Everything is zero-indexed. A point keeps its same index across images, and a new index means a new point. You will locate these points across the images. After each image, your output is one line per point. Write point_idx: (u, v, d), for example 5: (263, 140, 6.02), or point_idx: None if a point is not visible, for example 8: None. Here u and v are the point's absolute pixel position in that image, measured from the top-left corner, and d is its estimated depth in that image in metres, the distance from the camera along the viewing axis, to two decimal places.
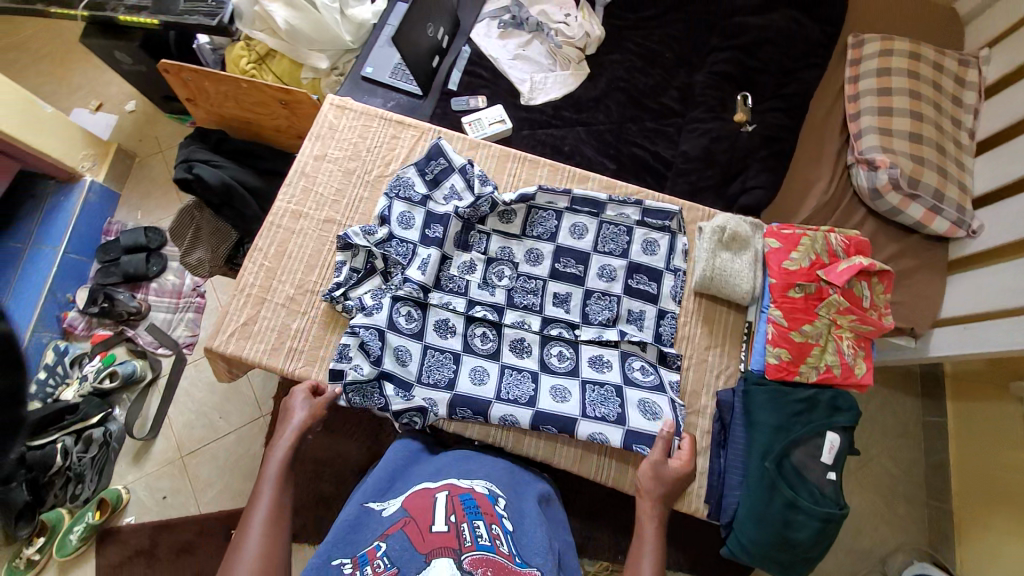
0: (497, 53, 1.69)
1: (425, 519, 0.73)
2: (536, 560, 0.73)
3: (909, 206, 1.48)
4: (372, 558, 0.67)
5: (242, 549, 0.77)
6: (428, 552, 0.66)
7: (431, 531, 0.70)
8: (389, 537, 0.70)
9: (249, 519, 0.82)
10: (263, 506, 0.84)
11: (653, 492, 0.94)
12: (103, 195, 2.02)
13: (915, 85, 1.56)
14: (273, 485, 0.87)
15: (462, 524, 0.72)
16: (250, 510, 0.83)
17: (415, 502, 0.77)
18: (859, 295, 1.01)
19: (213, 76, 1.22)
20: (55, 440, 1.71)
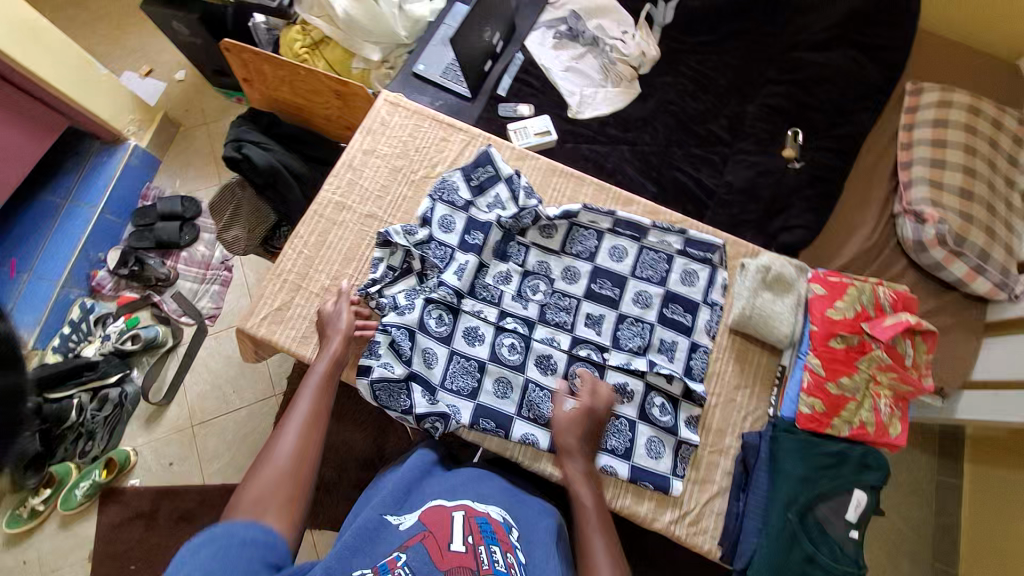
0: (550, 63, 1.69)
1: (444, 534, 0.74)
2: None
3: (952, 263, 1.44)
4: (392, 567, 0.68)
5: (277, 446, 0.84)
6: (448, 570, 0.68)
7: (450, 549, 0.71)
8: (408, 549, 0.71)
9: (286, 421, 0.88)
10: (301, 410, 0.90)
11: (574, 449, 0.94)
12: (145, 160, 2.04)
13: (971, 140, 1.52)
14: (312, 393, 0.93)
15: (480, 546, 0.73)
16: (290, 410, 0.90)
17: (433, 517, 0.78)
18: (902, 354, 0.99)
19: (272, 60, 1.24)
20: (71, 396, 1.73)
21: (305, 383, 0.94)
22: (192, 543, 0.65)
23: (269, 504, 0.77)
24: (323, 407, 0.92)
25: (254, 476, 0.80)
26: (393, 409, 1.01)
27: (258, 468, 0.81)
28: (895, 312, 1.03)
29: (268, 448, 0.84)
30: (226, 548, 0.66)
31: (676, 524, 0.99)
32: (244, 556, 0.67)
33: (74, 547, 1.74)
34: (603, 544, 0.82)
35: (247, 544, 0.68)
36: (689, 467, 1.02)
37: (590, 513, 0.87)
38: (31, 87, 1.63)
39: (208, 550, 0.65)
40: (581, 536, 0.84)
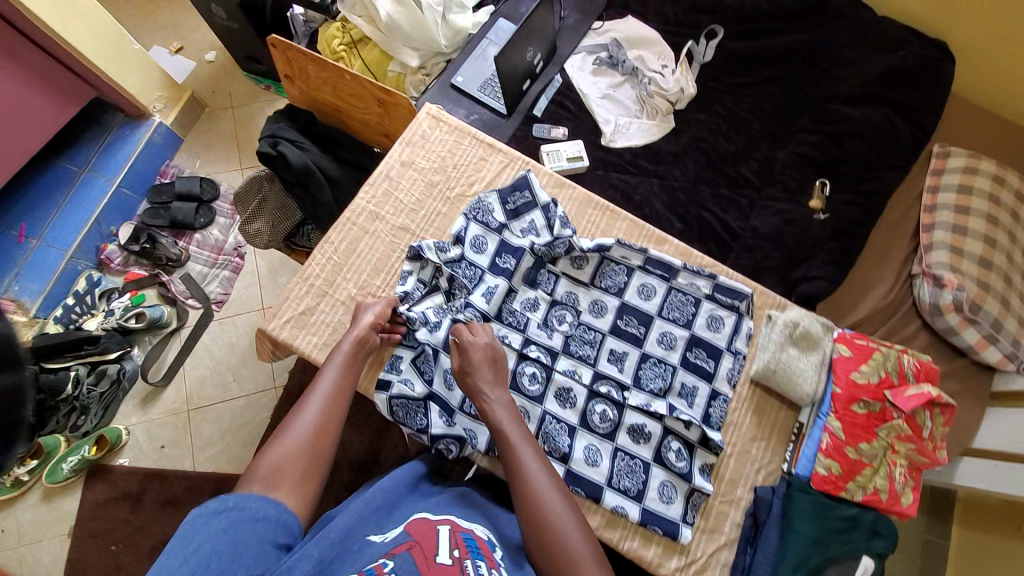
0: (588, 89, 1.70)
1: (431, 546, 0.74)
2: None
3: (965, 330, 1.43)
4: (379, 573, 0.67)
5: (298, 419, 0.85)
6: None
7: (436, 561, 0.71)
8: (395, 557, 0.71)
9: (308, 396, 0.89)
10: (323, 385, 0.91)
11: (484, 381, 0.94)
12: (168, 138, 1.95)
13: (995, 210, 1.51)
14: (335, 371, 0.93)
15: (466, 560, 0.74)
16: (313, 384, 0.91)
17: (419, 529, 0.77)
18: (921, 424, 1.00)
19: (317, 61, 1.23)
20: (68, 367, 1.64)
21: (327, 362, 0.95)
22: (204, 512, 0.67)
23: (285, 473, 0.78)
24: (345, 388, 0.92)
25: (274, 444, 0.82)
26: (409, 428, 1.01)
27: (278, 438, 0.83)
28: (918, 382, 1.03)
29: (289, 420, 0.85)
30: (234, 523, 0.68)
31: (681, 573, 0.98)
32: (254, 531, 0.68)
33: (55, 521, 1.63)
34: (540, 465, 0.87)
35: (258, 521, 0.70)
36: (700, 516, 1.01)
37: (518, 441, 0.89)
38: (59, 53, 1.57)
39: (217, 523, 0.67)
40: (512, 462, 0.87)
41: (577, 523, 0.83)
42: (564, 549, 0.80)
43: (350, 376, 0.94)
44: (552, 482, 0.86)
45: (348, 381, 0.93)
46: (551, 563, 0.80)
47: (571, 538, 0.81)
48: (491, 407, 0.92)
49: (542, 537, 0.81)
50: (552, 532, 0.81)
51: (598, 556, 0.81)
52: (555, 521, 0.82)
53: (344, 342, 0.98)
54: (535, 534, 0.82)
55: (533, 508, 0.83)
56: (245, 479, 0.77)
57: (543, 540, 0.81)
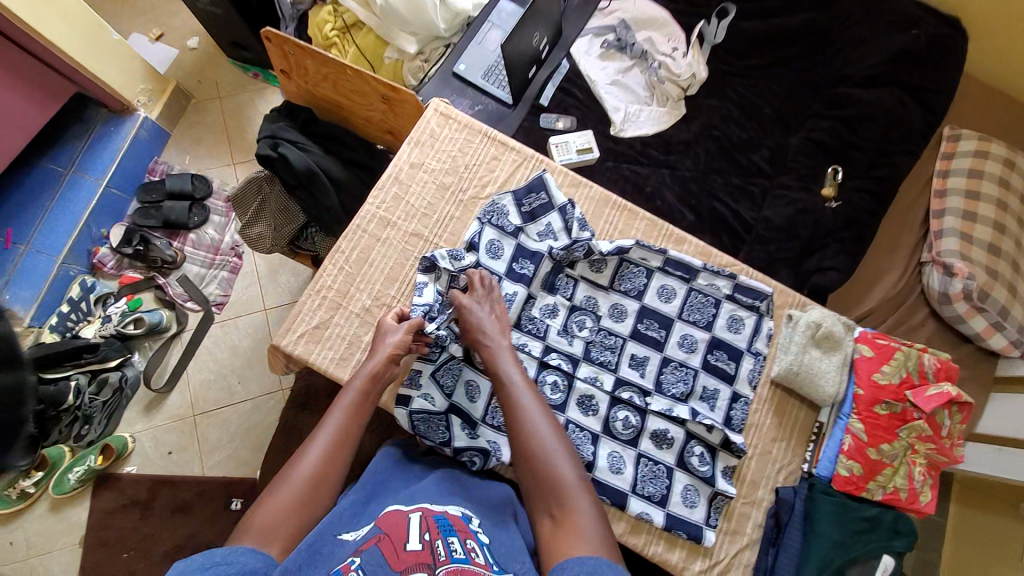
0: (596, 75, 1.64)
1: (401, 535, 0.72)
2: (514, 565, 0.75)
3: (973, 318, 1.40)
4: (345, 572, 0.67)
5: (297, 465, 0.83)
6: (403, 569, 0.66)
7: (405, 549, 0.70)
8: (363, 553, 0.69)
9: (312, 440, 0.86)
10: (326, 431, 0.88)
11: (484, 330, 0.96)
12: (154, 134, 1.86)
13: (1005, 194, 1.48)
14: (342, 413, 0.90)
15: (437, 540, 0.72)
16: (316, 430, 0.88)
17: (388, 520, 0.76)
18: (940, 423, 1.03)
19: (316, 55, 1.16)
20: (68, 376, 1.58)
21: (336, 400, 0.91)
22: (191, 568, 0.66)
23: (278, 532, 0.76)
24: (353, 431, 0.89)
25: (273, 490, 0.80)
26: (430, 442, 0.99)
27: (275, 488, 0.81)
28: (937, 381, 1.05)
29: (290, 469, 0.83)
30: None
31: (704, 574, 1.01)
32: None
33: (64, 531, 1.59)
34: (535, 407, 0.87)
35: (244, 573, 0.68)
36: (722, 518, 1.03)
37: (514, 382, 0.90)
38: (34, 47, 1.46)
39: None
40: (507, 400, 0.88)
41: (568, 458, 0.83)
42: (554, 480, 0.81)
43: (355, 423, 0.90)
44: (546, 419, 0.87)
45: (353, 431, 0.89)
46: (538, 494, 0.81)
47: (560, 472, 0.81)
48: (489, 352, 0.94)
49: (531, 468, 0.82)
50: (540, 464, 0.82)
51: (586, 490, 0.81)
52: (545, 454, 0.83)
53: (354, 382, 0.93)
54: (524, 466, 0.83)
55: (525, 443, 0.84)
56: (238, 533, 0.75)
57: (533, 473, 0.82)
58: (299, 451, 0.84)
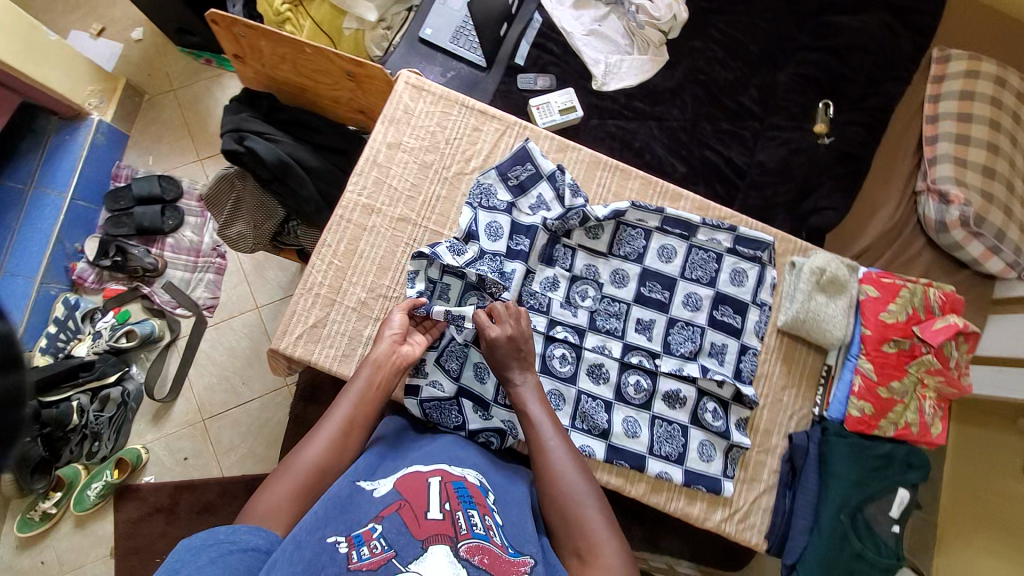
0: (570, 26, 1.54)
1: (421, 503, 0.71)
2: (529, 548, 0.73)
3: (970, 244, 1.37)
4: (367, 539, 0.66)
5: (298, 457, 0.80)
6: (425, 539, 0.66)
7: (427, 518, 0.68)
8: (384, 520, 0.68)
9: (317, 428, 0.83)
10: (332, 422, 0.84)
11: (511, 362, 0.91)
12: (112, 136, 1.75)
13: (998, 114, 1.42)
14: (349, 403, 0.86)
15: (458, 512, 0.70)
16: (323, 418, 0.85)
17: (408, 484, 0.74)
18: (947, 355, 1.04)
19: (270, 35, 1.08)
20: (68, 398, 1.53)
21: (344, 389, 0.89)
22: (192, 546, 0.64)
23: (281, 513, 0.74)
24: (358, 421, 0.86)
25: (276, 477, 0.78)
26: (444, 427, 0.99)
27: (280, 473, 0.78)
28: (943, 314, 1.06)
29: (294, 455, 0.80)
30: (222, 555, 0.64)
31: (726, 523, 1.03)
32: (241, 561, 0.65)
33: (93, 546, 1.59)
34: (561, 442, 0.85)
35: (247, 552, 0.66)
36: (739, 468, 1.05)
37: (540, 417, 0.88)
38: None
39: (208, 554, 0.64)
40: (533, 435, 0.87)
41: (593, 495, 0.81)
42: (580, 521, 0.78)
43: (363, 414, 0.86)
44: (572, 456, 0.85)
45: (361, 421, 0.86)
46: (563, 530, 0.78)
47: (586, 512, 0.79)
48: (515, 384, 0.91)
49: (557, 506, 0.80)
50: (567, 503, 0.80)
51: (614, 530, 0.78)
52: (571, 492, 0.81)
53: (361, 373, 0.90)
54: (550, 503, 0.81)
55: (551, 478, 0.82)
56: (243, 513, 0.73)
57: (559, 511, 0.80)
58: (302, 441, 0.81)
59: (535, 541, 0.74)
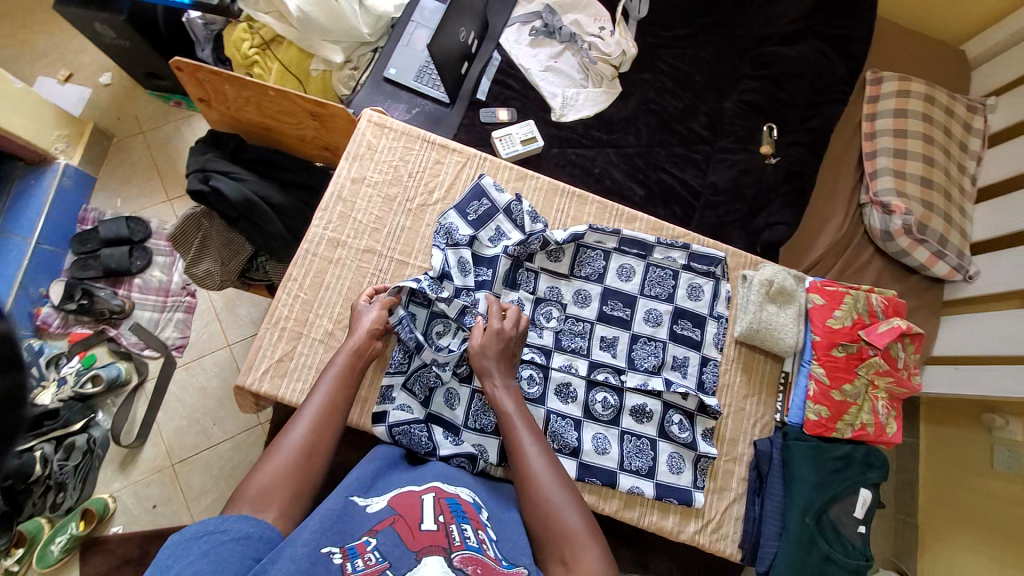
0: (529, 63, 1.64)
1: (415, 516, 0.71)
2: (524, 560, 0.71)
3: (916, 250, 1.46)
4: (361, 551, 0.64)
5: (285, 439, 0.80)
6: (418, 550, 0.65)
7: (420, 529, 0.68)
8: (378, 533, 0.67)
9: (302, 410, 0.84)
10: (315, 404, 0.86)
11: (492, 368, 0.95)
12: (79, 180, 1.74)
13: (929, 129, 1.53)
14: (327, 385, 0.89)
15: (451, 524, 0.71)
16: (304, 401, 0.86)
17: (402, 501, 0.74)
18: (894, 357, 1.10)
19: (234, 80, 1.12)
20: (32, 448, 1.44)
21: (321, 375, 0.91)
22: (182, 539, 0.62)
23: (274, 496, 0.73)
24: (338, 402, 0.88)
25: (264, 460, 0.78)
26: (416, 454, 0.98)
27: (267, 457, 0.78)
28: (887, 317, 1.13)
29: (282, 437, 0.81)
30: (214, 545, 0.62)
31: (701, 534, 1.05)
32: (234, 552, 0.63)
33: None
34: (535, 443, 0.86)
35: (239, 540, 0.65)
36: (708, 478, 1.07)
37: (519, 424, 0.88)
38: None
39: (197, 549, 0.62)
40: (512, 443, 0.87)
41: (569, 497, 0.80)
42: (562, 527, 0.76)
43: (342, 391, 0.89)
44: (550, 463, 0.84)
45: (340, 401, 0.87)
46: (544, 538, 0.76)
47: (568, 519, 0.77)
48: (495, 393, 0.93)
49: (538, 513, 0.78)
50: (545, 505, 0.79)
51: (597, 537, 0.75)
52: (548, 495, 0.80)
53: (339, 357, 0.93)
54: (531, 511, 0.80)
55: (532, 486, 0.81)
56: (232, 500, 0.72)
57: (538, 516, 0.79)
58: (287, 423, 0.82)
59: (528, 555, 0.73)
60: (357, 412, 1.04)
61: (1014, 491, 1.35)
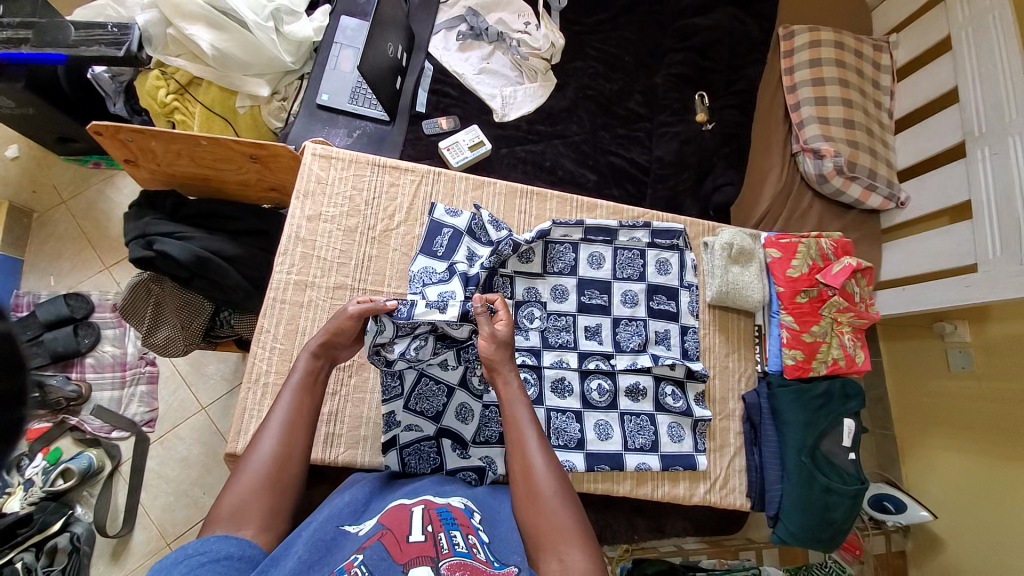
0: (461, 68, 1.63)
1: (403, 528, 0.68)
2: (514, 558, 0.69)
3: (850, 187, 1.55)
4: (348, 568, 0.62)
5: (253, 455, 0.75)
6: (406, 562, 0.62)
7: (408, 541, 0.65)
8: (366, 550, 0.64)
9: (266, 423, 0.79)
10: (281, 413, 0.80)
11: (504, 362, 0.87)
12: (2, 267, 1.60)
13: (844, 73, 1.62)
14: (291, 395, 0.82)
15: (440, 533, 0.68)
16: (269, 411, 0.80)
17: (391, 515, 0.71)
18: (851, 293, 1.21)
19: (161, 135, 1.06)
20: (11, 560, 1.30)
21: (282, 387, 0.84)
22: (163, 565, 0.60)
23: (250, 514, 0.70)
24: (306, 410, 0.82)
25: (234, 479, 0.73)
26: (424, 470, 1.01)
27: (237, 474, 0.73)
28: (838, 258, 1.23)
29: (250, 452, 0.76)
30: (194, 568, 0.60)
31: (710, 493, 1.12)
32: (214, 572, 0.60)
33: None
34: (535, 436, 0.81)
35: (219, 561, 0.62)
36: (708, 440, 1.14)
37: (524, 417, 0.82)
38: None
39: (178, 573, 0.59)
40: (514, 434, 0.82)
41: (565, 498, 0.76)
42: (556, 525, 0.73)
43: (309, 397, 0.83)
44: (550, 461, 0.80)
45: (308, 406, 0.82)
46: (535, 534, 0.73)
47: (564, 520, 0.73)
48: (502, 385, 0.86)
49: (533, 509, 0.75)
50: (538, 503, 0.75)
51: (591, 541, 0.72)
52: (541, 492, 0.76)
53: (299, 362, 0.86)
54: (525, 505, 0.76)
55: (529, 480, 0.78)
56: (205, 524, 0.68)
57: (530, 513, 0.75)
58: (252, 439, 0.77)
59: (521, 551, 0.71)
60: (365, 449, 1.05)
61: (968, 387, 1.48)
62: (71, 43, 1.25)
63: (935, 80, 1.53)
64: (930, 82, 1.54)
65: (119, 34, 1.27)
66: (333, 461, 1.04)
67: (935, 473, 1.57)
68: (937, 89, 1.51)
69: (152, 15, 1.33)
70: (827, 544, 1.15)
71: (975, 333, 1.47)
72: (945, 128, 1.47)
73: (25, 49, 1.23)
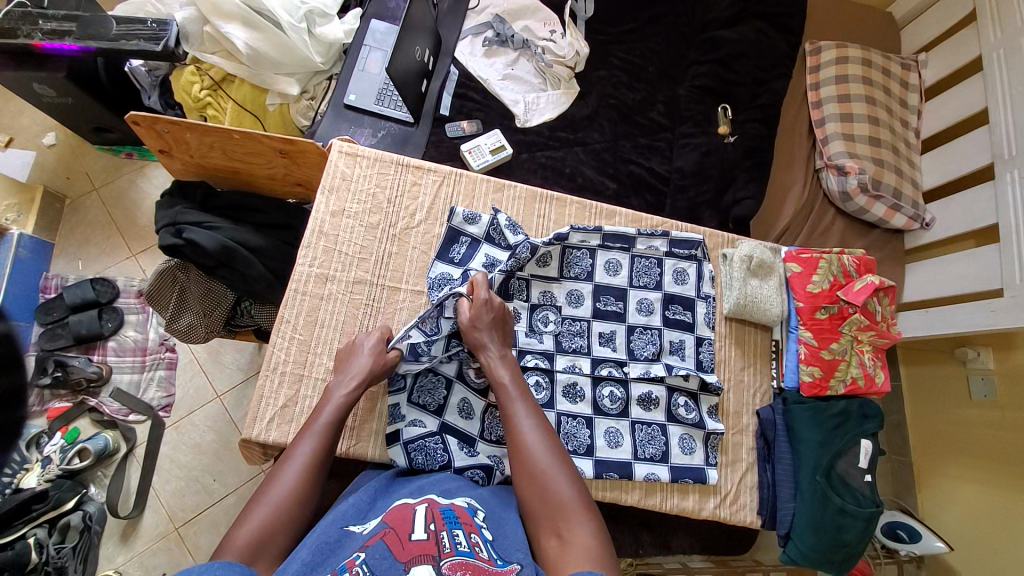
0: (486, 73, 1.66)
1: (405, 527, 0.68)
2: (517, 556, 0.69)
3: (873, 206, 1.53)
4: (349, 567, 0.62)
5: (270, 490, 0.78)
6: (408, 560, 0.62)
7: (410, 539, 0.66)
8: (368, 548, 0.65)
9: (286, 461, 0.82)
10: (303, 451, 0.84)
11: (488, 341, 0.96)
12: (35, 248, 1.65)
13: (871, 91, 1.61)
14: (313, 435, 0.86)
15: (442, 531, 0.68)
16: (289, 452, 0.84)
17: (395, 515, 0.72)
18: (872, 311, 1.19)
19: (195, 127, 1.10)
20: (24, 534, 1.33)
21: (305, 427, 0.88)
22: None
23: (265, 551, 0.72)
24: (325, 451, 0.86)
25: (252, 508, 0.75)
26: (431, 467, 0.99)
27: (254, 507, 0.76)
28: (861, 275, 1.22)
29: (267, 487, 0.79)
30: None
31: (720, 508, 1.10)
32: None
33: None
34: (524, 408, 0.87)
35: None
36: (719, 453, 1.13)
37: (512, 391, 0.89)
38: None
39: None
40: (506, 412, 0.88)
41: (563, 470, 0.79)
42: (554, 500, 0.76)
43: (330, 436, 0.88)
44: (542, 430, 0.84)
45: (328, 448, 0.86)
46: (540, 511, 0.75)
47: (563, 492, 0.76)
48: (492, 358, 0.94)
49: (530, 482, 0.78)
50: (537, 477, 0.79)
51: (589, 511, 0.75)
52: (540, 464, 0.80)
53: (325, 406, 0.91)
54: (525, 480, 0.79)
55: (524, 457, 0.81)
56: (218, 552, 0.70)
57: (531, 487, 0.78)
58: (273, 473, 0.80)
59: (524, 549, 0.71)
60: (375, 444, 1.05)
61: (992, 416, 1.44)
62: (113, 37, 1.30)
63: (965, 100, 1.50)
64: (959, 103, 1.52)
65: (158, 30, 1.31)
66: (343, 453, 1.05)
67: (952, 503, 1.53)
68: (967, 110, 1.49)
69: (191, 12, 1.37)
70: (838, 567, 1.13)
71: (1000, 360, 1.43)
72: (973, 148, 1.45)
73: (68, 40, 1.29)
